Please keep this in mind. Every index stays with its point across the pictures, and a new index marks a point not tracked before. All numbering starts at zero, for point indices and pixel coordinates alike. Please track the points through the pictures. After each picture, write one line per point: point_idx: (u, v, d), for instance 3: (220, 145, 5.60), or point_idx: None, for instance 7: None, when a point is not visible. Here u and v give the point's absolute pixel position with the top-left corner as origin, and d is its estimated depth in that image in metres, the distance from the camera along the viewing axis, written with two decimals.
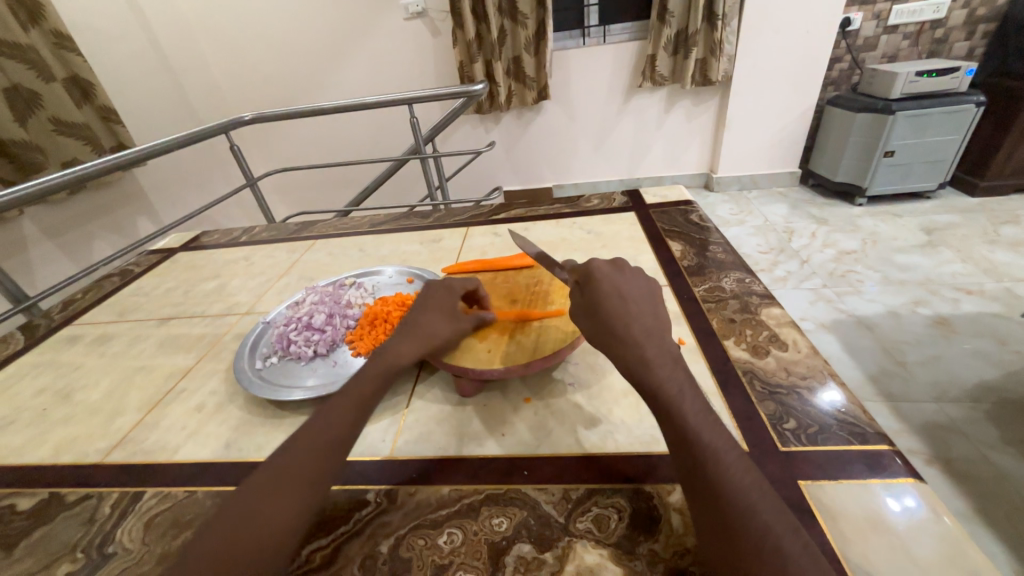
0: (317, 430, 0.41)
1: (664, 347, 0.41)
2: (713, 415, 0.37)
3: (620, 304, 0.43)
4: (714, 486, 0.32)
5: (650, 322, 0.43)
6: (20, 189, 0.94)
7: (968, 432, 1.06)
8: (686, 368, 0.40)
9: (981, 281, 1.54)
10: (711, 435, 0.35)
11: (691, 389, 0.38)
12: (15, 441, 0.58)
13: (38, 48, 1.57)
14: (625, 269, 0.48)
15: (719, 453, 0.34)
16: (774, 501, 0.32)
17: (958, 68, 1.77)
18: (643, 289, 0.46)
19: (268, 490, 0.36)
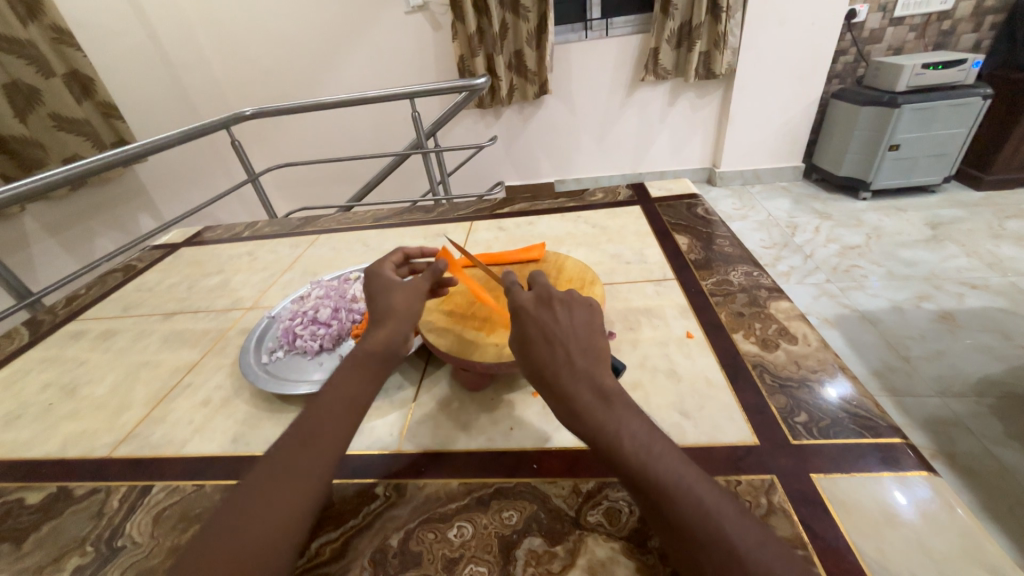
0: (265, 470, 0.38)
1: (595, 386, 0.38)
2: (659, 442, 0.35)
3: (545, 349, 0.41)
4: (678, 527, 0.31)
5: (580, 356, 0.40)
6: (22, 184, 0.93)
7: (972, 426, 1.06)
8: (622, 400, 0.38)
9: (986, 276, 1.53)
10: (660, 470, 0.33)
11: (631, 422, 0.36)
12: (22, 435, 0.58)
13: (37, 44, 1.55)
14: (550, 298, 0.45)
15: (671, 489, 0.32)
16: (740, 519, 0.31)
17: (965, 61, 1.75)
18: (570, 315, 0.43)
19: (236, 538, 0.33)
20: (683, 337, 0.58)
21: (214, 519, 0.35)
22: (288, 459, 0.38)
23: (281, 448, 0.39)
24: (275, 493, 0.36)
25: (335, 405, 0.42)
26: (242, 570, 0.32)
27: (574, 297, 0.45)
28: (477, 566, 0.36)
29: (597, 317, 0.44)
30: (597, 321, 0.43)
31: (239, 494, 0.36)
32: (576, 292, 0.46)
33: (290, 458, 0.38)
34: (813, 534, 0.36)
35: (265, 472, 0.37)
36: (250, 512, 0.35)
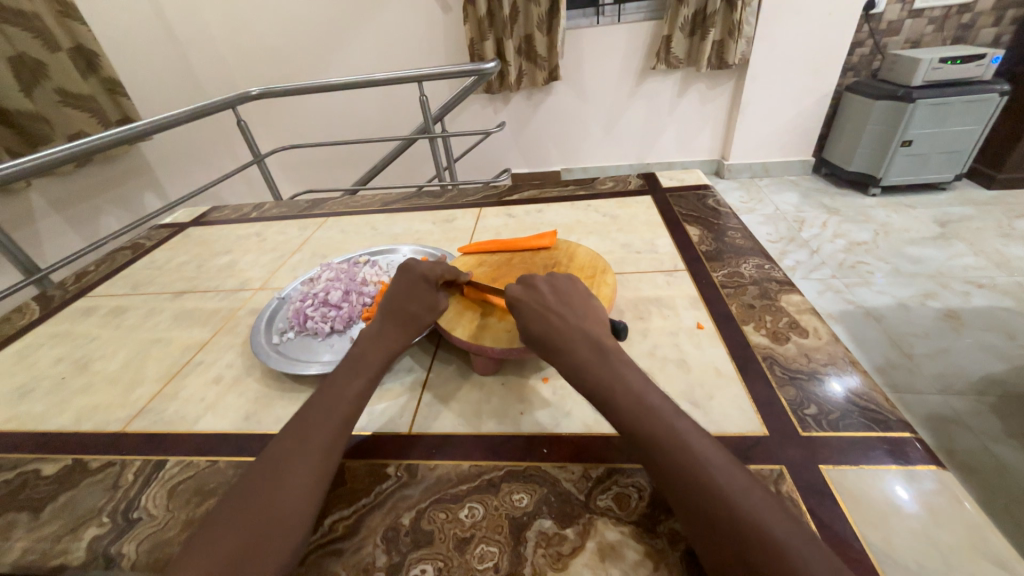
0: (300, 420, 0.41)
1: (596, 344, 0.41)
2: (652, 394, 0.37)
3: (541, 320, 0.44)
4: (670, 469, 0.33)
5: (576, 319, 0.44)
6: (29, 160, 0.93)
7: (973, 425, 1.07)
8: (618, 356, 0.40)
9: (993, 275, 1.52)
10: (653, 417, 0.35)
11: (628, 375, 0.38)
12: (36, 408, 0.59)
13: (42, 16, 1.54)
14: (537, 279, 0.49)
15: (661, 434, 0.34)
16: (728, 464, 0.33)
17: (985, 55, 1.72)
18: (555, 289, 0.48)
19: (265, 485, 0.36)
20: (694, 327, 0.58)
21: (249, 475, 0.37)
22: (319, 414, 0.41)
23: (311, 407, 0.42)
24: (300, 443, 0.38)
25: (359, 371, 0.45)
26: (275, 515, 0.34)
27: (555, 275, 0.50)
28: (488, 546, 0.37)
29: (578, 287, 0.49)
30: (586, 296, 0.48)
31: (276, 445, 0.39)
32: (557, 273, 0.51)
33: (320, 414, 0.41)
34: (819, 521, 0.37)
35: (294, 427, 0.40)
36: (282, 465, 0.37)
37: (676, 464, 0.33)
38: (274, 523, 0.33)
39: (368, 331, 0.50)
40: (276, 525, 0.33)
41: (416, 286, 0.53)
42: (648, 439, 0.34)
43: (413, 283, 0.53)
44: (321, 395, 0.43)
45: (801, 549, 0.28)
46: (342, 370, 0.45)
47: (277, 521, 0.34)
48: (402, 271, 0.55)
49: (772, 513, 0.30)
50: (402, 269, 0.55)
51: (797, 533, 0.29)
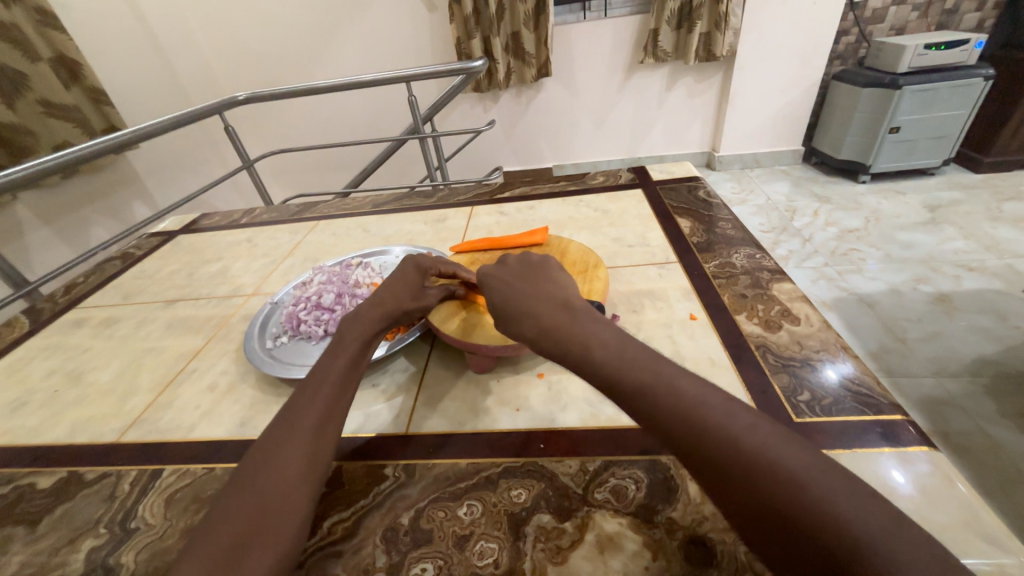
0: (292, 408, 0.41)
1: (569, 311, 0.42)
2: (631, 346, 0.37)
3: (510, 296, 0.45)
4: (663, 419, 0.32)
5: (542, 289, 0.45)
6: (14, 172, 0.92)
7: (966, 406, 1.08)
8: (588, 315, 0.41)
9: (983, 258, 1.54)
10: (634, 368, 0.35)
11: (603, 335, 0.38)
12: (29, 422, 0.58)
13: (22, 27, 1.52)
14: (507, 262, 0.50)
15: (647, 383, 0.34)
16: (725, 402, 0.32)
17: (968, 40, 1.73)
18: (519, 263, 0.50)
19: (261, 474, 0.36)
20: (687, 318, 0.58)
21: (245, 465, 0.37)
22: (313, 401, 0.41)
23: (304, 395, 0.42)
24: (292, 430, 0.39)
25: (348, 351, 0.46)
26: (274, 501, 0.35)
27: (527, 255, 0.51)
28: (487, 542, 0.37)
29: (544, 262, 0.50)
30: (555, 269, 0.49)
31: (270, 435, 0.39)
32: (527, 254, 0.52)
33: (314, 400, 0.41)
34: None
35: (284, 416, 0.40)
36: (278, 454, 0.37)
37: (668, 411, 0.32)
38: (274, 511, 0.34)
39: (352, 313, 0.50)
40: (275, 511, 0.34)
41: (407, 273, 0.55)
42: (635, 392, 0.34)
43: (404, 272, 0.55)
44: (314, 382, 0.43)
45: (817, 477, 0.27)
46: (333, 353, 0.46)
47: (276, 508, 0.34)
48: (406, 261, 0.57)
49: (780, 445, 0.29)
50: (403, 262, 0.57)
51: (813, 460, 0.28)
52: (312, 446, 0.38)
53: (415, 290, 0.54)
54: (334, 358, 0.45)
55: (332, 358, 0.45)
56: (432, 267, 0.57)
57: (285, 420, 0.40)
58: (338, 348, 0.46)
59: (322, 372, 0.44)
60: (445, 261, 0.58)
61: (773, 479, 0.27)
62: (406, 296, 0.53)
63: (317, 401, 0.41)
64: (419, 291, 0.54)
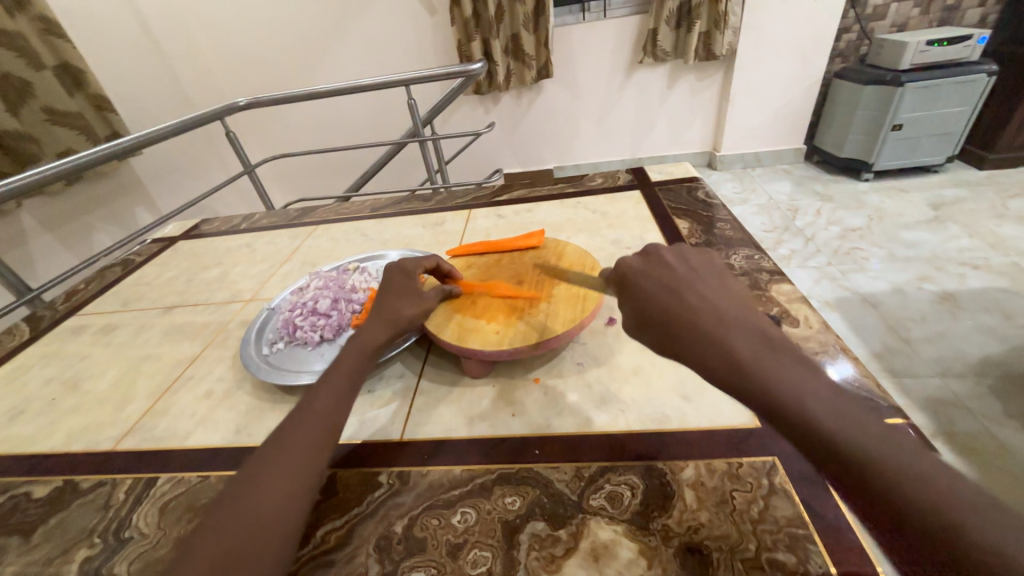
0: (289, 424, 0.40)
1: (749, 326, 0.35)
2: (844, 399, 0.29)
3: (673, 298, 0.39)
4: (885, 500, 0.25)
5: (721, 306, 0.37)
6: (17, 179, 0.92)
7: (972, 406, 1.07)
8: (785, 347, 0.33)
9: (988, 257, 1.52)
10: (846, 423, 0.28)
11: (792, 365, 0.32)
12: (27, 430, 0.58)
13: (25, 36, 1.53)
14: (662, 258, 0.44)
15: (869, 447, 0.26)
16: (980, 499, 0.24)
17: (971, 36, 1.72)
18: (687, 274, 0.41)
19: (251, 490, 0.35)
20: None
21: (235, 481, 0.36)
22: (312, 415, 0.40)
23: (303, 412, 0.41)
24: (287, 446, 0.38)
25: (348, 363, 0.45)
26: (263, 524, 0.34)
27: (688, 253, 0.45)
28: (480, 551, 0.37)
29: (717, 276, 0.42)
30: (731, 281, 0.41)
31: (266, 448, 0.38)
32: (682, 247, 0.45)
33: (311, 416, 0.40)
34: (803, 503, 0.37)
35: (286, 427, 0.40)
36: (271, 472, 0.36)
37: (903, 495, 0.25)
38: (263, 534, 0.33)
39: (360, 328, 0.49)
40: (265, 533, 0.33)
41: (401, 279, 0.54)
42: (846, 451, 0.27)
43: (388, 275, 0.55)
44: (313, 396, 0.42)
45: None
46: (335, 367, 0.45)
47: (267, 532, 0.33)
48: (390, 267, 0.56)
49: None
50: (386, 270, 0.56)
51: None
52: (306, 462, 0.37)
53: (412, 294, 0.53)
54: (336, 375, 0.44)
55: (332, 372, 0.44)
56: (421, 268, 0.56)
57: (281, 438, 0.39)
58: (338, 362, 0.45)
59: (323, 389, 0.43)
60: (439, 264, 0.58)
61: None
62: (405, 305, 0.52)
63: (314, 417, 0.40)
64: (416, 296, 0.53)
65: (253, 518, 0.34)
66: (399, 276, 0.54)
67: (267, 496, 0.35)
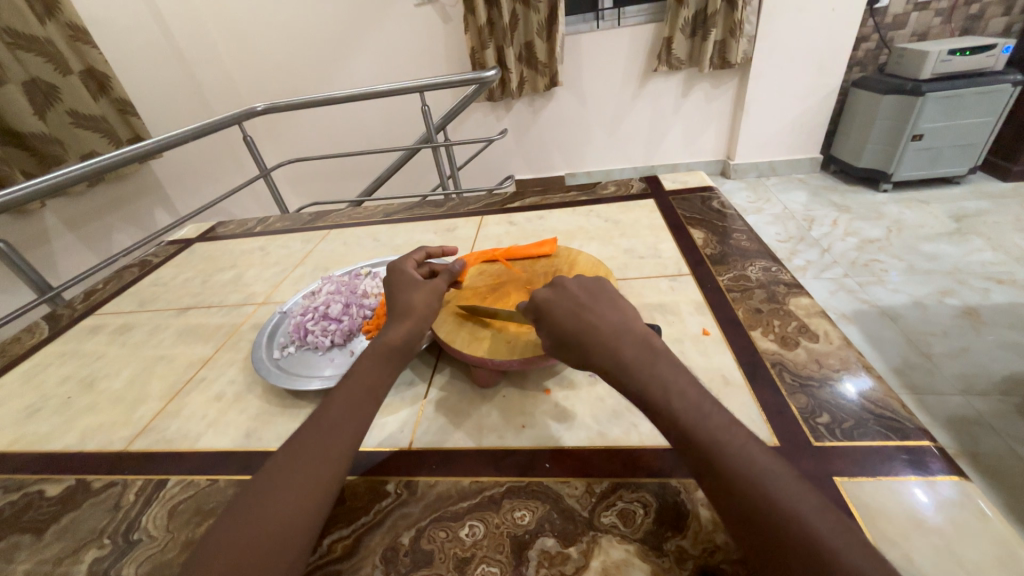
0: (306, 430, 0.40)
1: (641, 343, 0.40)
2: (711, 405, 0.35)
3: (578, 318, 0.42)
4: (729, 489, 0.31)
5: (616, 320, 0.42)
6: (41, 181, 0.95)
7: (996, 426, 1.03)
8: (668, 359, 0.39)
9: (1013, 271, 1.48)
10: (706, 422, 0.34)
11: (676, 380, 0.37)
12: (42, 428, 0.59)
13: (54, 41, 1.59)
14: (565, 281, 0.47)
15: (724, 445, 0.32)
16: (798, 482, 0.30)
17: (995, 46, 1.69)
18: (587, 289, 0.46)
19: (263, 496, 0.35)
20: (700, 334, 0.56)
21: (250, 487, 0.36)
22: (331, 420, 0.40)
23: (322, 419, 0.41)
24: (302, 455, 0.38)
25: (366, 365, 0.45)
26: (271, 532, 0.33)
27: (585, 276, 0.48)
28: (489, 567, 0.36)
29: (610, 289, 0.46)
30: (621, 296, 0.45)
31: (284, 454, 0.38)
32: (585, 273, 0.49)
33: (328, 422, 0.40)
34: None
35: (302, 430, 0.40)
36: (285, 480, 0.36)
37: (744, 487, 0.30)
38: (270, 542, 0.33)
39: (382, 331, 0.49)
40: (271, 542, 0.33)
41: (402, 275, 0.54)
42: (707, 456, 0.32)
43: (402, 274, 0.54)
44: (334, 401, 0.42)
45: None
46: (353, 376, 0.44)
47: (276, 541, 0.33)
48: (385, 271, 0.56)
49: (849, 536, 0.27)
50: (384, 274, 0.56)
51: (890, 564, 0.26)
52: (321, 471, 0.37)
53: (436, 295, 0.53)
54: (354, 383, 0.43)
55: (352, 380, 0.44)
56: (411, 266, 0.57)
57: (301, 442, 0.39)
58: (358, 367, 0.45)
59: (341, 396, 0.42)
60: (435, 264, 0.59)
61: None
62: (411, 292, 0.51)
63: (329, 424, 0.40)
64: (421, 284, 0.53)
65: (262, 526, 0.33)
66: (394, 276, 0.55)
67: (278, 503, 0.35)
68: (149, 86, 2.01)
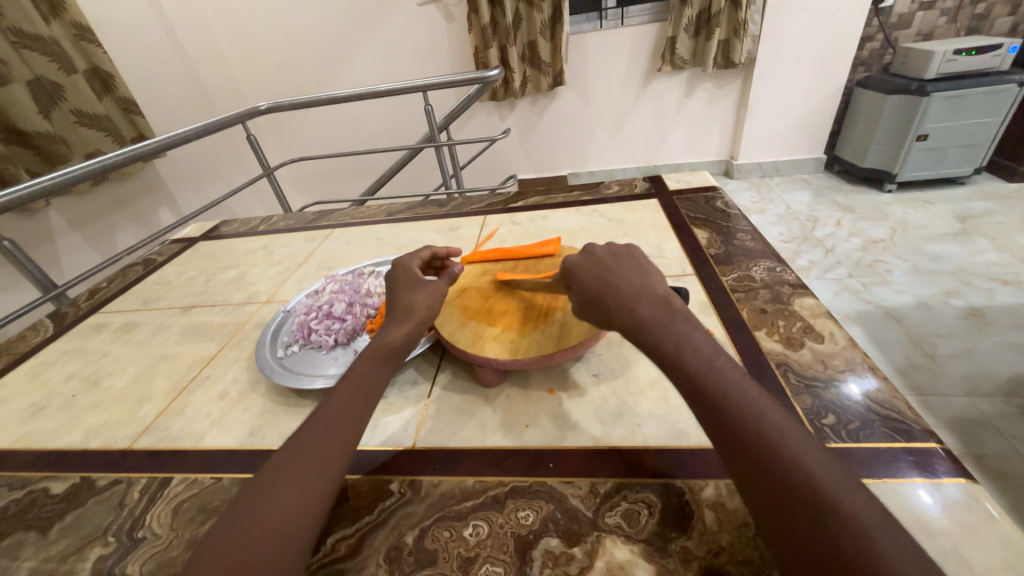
0: (304, 430, 0.40)
1: (660, 303, 0.40)
2: (724, 362, 0.35)
3: (601, 279, 0.43)
4: (733, 440, 0.31)
5: (640, 281, 0.42)
6: (47, 179, 0.95)
7: (1002, 427, 1.02)
8: (686, 318, 0.39)
9: (1018, 271, 1.47)
10: (719, 376, 0.34)
11: (693, 337, 0.37)
12: (47, 426, 0.59)
13: (58, 40, 1.59)
14: (594, 246, 0.48)
15: (733, 398, 0.32)
16: (804, 438, 0.30)
17: (1001, 45, 1.68)
18: (618, 254, 0.46)
19: (262, 497, 0.35)
20: (704, 334, 0.56)
21: (249, 489, 0.36)
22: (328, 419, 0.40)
23: (319, 418, 0.40)
24: (300, 454, 0.38)
25: (362, 368, 0.44)
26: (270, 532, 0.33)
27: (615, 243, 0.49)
28: (493, 566, 0.36)
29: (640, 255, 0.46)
30: (647, 261, 0.45)
31: (282, 454, 0.38)
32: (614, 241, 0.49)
33: (325, 422, 0.40)
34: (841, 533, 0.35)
35: (300, 430, 0.40)
36: (284, 480, 0.36)
37: (748, 437, 0.31)
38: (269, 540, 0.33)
39: (380, 333, 0.48)
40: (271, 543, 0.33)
41: (407, 272, 0.54)
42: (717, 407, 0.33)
43: (407, 271, 0.54)
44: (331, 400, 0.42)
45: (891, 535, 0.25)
46: (349, 376, 0.44)
47: (277, 541, 0.33)
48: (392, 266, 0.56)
49: (850, 491, 0.27)
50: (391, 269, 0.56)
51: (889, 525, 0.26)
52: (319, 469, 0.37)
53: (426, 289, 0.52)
54: (351, 382, 0.43)
55: (348, 379, 0.44)
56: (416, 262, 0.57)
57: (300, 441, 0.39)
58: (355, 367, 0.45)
59: (339, 395, 0.42)
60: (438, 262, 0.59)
61: (842, 530, 0.26)
62: (415, 293, 0.51)
63: (327, 423, 0.40)
64: (423, 285, 0.53)
65: (261, 527, 0.33)
66: (399, 272, 0.54)
67: (277, 503, 0.34)
68: (153, 85, 2.02)
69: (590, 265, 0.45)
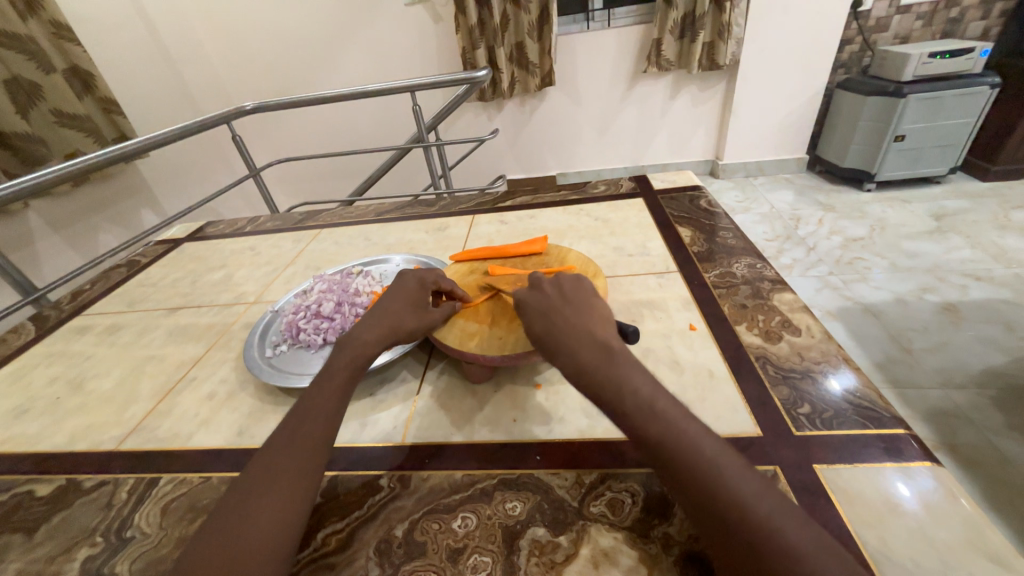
0: (278, 442, 0.39)
1: (601, 345, 0.40)
2: (671, 404, 0.36)
3: (546, 321, 0.44)
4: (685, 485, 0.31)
5: (581, 322, 0.43)
6: (25, 181, 0.93)
7: (974, 418, 1.06)
8: (627, 359, 0.39)
9: (990, 267, 1.52)
10: (665, 421, 0.34)
11: (635, 380, 0.37)
12: (30, 429, 0.59)
13: (37, 39, 1.56)
14: (543, 283, 0.49)
15: (681, 441, 0.33)
16: (752, 478, 0.31)
17: (973, 49, 1.73)
18: (564, 291, 0.47)
19: (240, 510, 0.35)
20: (686, 329, 0.58)
21: (224, 504, 0.35)
22: (302, 427, 0.40)
23: (291, 429, 0.40)
24: (277, 464, 0.37)
25: (332, 385, 0.43)
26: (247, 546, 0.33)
27: (565, 277, 0.50)
28: (481, 556, 0.37)
29: (590, 291, 0.48)
30: (593, 297, 0.46)
31: (258, 465, 0.38)
32: (566, 274, 0.51)
33: (300, 431, 0.40)
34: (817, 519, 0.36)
35: (274, 441, 0.40)
36: (263, 491, 0.36)
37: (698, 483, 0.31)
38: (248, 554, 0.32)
39: (346, 336, 0.48)
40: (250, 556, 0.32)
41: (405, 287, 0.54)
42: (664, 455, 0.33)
43: (411, 291, 0.54)
44: (304, 409, 0.42)
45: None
46: (320, 384, 0.44)
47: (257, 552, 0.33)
48: (406, 275, 0.57)
49: (807, 532, 0.29)
50: (400, 278, 0.56)
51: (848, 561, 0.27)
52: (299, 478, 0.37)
53: (416, 308, 0.53)
54: (322, 390, 0.43)
55: (318, 388, 0.43)
56: (431, 279, 0.56)
57: (276, 451, 0.38)
58: (325, 376, 0.44)
59: (312, 404, 0.42)
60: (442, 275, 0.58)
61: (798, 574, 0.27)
62: (407, 316, 0.51)
63: (303, 432, 0.40)
64: (418, 311, 0.53)
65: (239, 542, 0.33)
66: (405, 285, 0.55)
67: (257, 515, 0.34)
68: None
69: (540, 305, 0.46)
